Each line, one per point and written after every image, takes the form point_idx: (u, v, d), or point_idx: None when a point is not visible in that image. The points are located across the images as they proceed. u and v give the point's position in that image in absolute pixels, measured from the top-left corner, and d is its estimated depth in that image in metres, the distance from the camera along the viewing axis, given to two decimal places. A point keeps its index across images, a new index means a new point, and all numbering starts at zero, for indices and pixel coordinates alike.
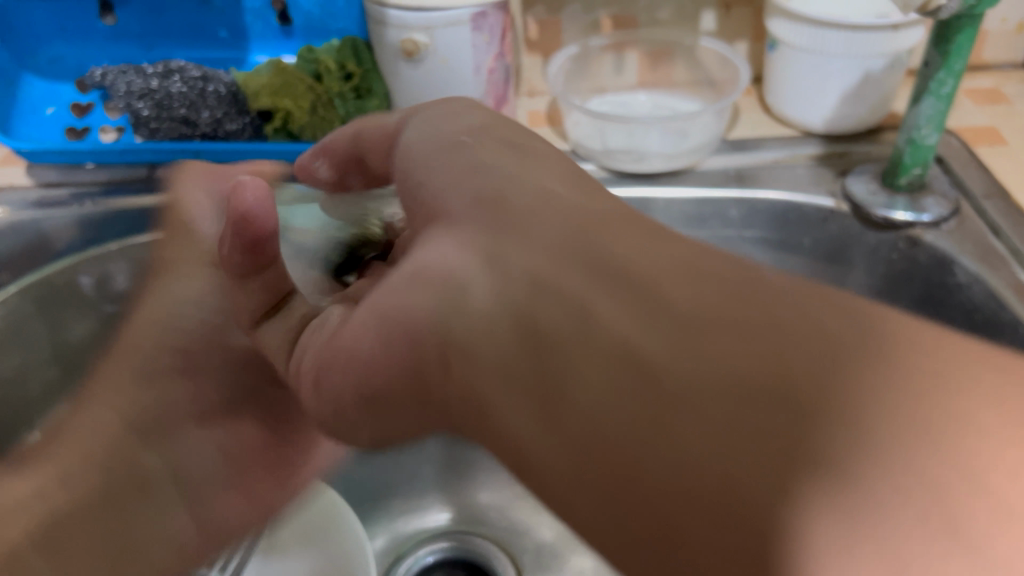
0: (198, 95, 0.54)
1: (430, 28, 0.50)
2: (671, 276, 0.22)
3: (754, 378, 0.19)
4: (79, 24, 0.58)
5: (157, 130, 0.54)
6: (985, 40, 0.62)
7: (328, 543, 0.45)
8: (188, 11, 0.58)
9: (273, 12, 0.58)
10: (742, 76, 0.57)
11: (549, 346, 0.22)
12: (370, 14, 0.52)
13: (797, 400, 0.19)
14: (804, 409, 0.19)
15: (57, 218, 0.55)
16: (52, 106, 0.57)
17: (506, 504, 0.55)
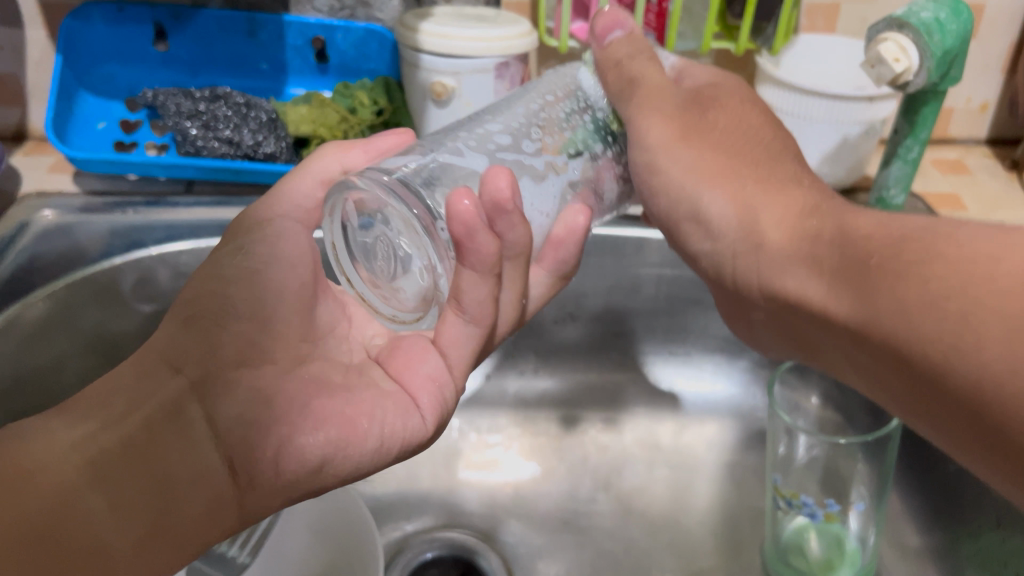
0: (242, 118, 0.60)
1: (458, 73, 0.56)
2: (814, 276, 0.31)
3: (848, 297, 0.29)
4: (133, 49, 0.63)
5: (203, 148, 0.59)
6: (951, 116, 0.69)
7: (342, 539, 0.49)
8: (235, 44, 0.64)
9: (312, 50, 0.64)
10: None
11: (833, 312, 0.30)
12: (405, 58, 0.58)
13: (853, 313, 0.28)
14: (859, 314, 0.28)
15: (98, 223, 0.60)
16: (104, 121, 0.63)
17: (494, 514, 0.59)
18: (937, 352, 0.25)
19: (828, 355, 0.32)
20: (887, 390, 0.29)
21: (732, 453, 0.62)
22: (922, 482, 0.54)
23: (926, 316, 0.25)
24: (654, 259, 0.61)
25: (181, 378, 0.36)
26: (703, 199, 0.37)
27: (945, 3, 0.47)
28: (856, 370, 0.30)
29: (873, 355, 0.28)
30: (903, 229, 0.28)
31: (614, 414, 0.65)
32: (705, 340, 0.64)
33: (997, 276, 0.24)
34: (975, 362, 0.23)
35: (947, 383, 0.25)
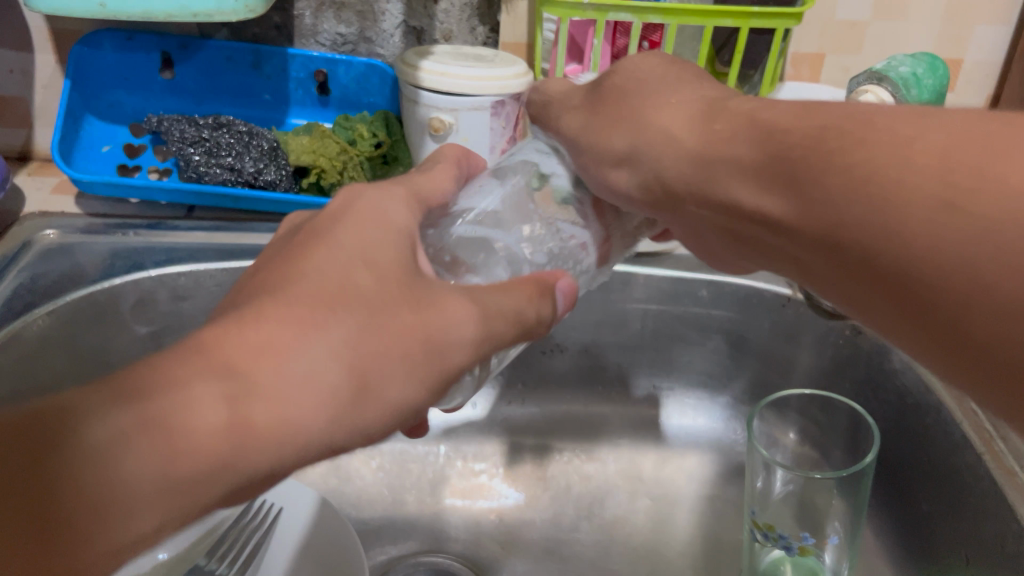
0: (243, 147, 0.61)
1: (456, 110, 0.58)
2: (756, 161, 0.30)
3: (810, 177, 0.28)
4: (140, 76, 0.65)
5: (205, 173, 0.61)
6: None
7: (326, 554, 0.50)
8: (240, 74, 0.66)
9: (314, 82, 0.66)
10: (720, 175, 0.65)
11: (789, 197, 0.29)
12: (405, 94, 0.61)
13: (815, 211, 0.27)
14: (819, 214, 0.27)
15: (99, 244, 0.61)
16: (109, 145, 0.64)
17: (478, 539, 0.60)
18: (866, 235, 0.26)
19: (759, 247, 0.32)
20: (833, 280, 0.29)
21: (711, 486, 0.64)
22: (895, 517, 0.55)
23: (895, 206, 0.25)
24: (639, 294, 0.63)
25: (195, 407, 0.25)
26: (610, 141, 0.37)
27: (922, 58, 0.49)
28: (795, 256, 0.30)
29: (842, 246, 0.27)
30: (827, 119, 0.28)
31: (599, 445, 0.66)
32: (688, 375, 0.67)
33: (913, 156, 0.25)
34: (904, 238, 0.25)
35: (879, 261, 0.26)
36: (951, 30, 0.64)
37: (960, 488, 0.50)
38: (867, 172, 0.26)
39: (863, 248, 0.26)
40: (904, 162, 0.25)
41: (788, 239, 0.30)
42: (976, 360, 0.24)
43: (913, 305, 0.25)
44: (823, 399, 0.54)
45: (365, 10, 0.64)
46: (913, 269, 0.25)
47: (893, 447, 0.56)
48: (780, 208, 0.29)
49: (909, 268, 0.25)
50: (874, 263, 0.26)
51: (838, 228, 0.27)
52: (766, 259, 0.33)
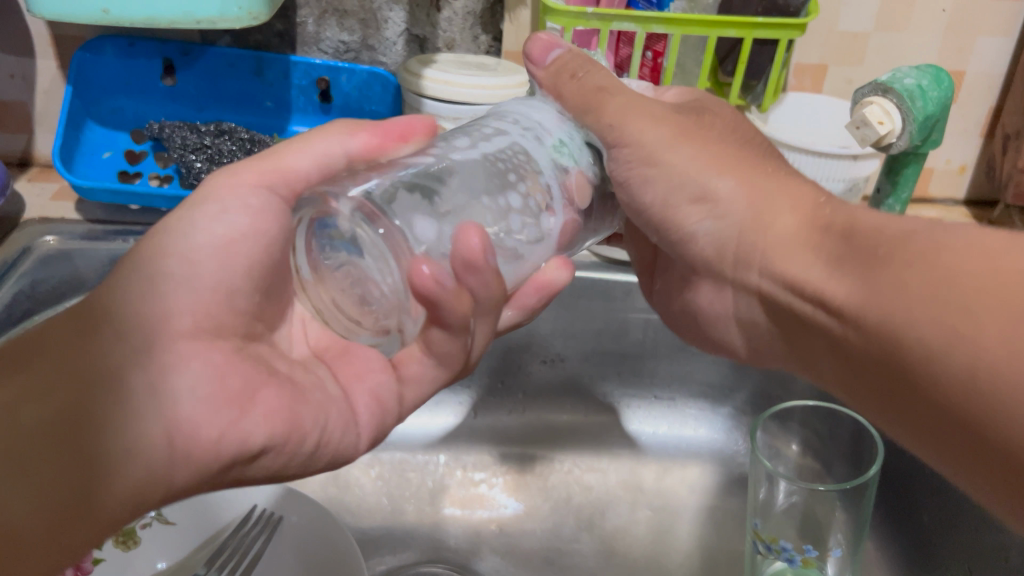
0: (246, 154, 0.61)
1: (459, 118, 0.58)
2: (813, 265, 0.34)
3: (856, 280, 0.31)
4: (142, 83, 0.65)
5: (206, 181, 0.60)
6: (931, 176, 0.71)
7: (325, 563, 0.50)
8: (242, 81, 0.66)
9: (316, 90, 0.66)
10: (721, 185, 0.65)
11: (839, 293, 0.32)
12: (408, 102, 0.61)
13: (860, 301, 0.31)
14: (862, 305, 0.31)
15: (99, 252, 0.61)
16: (109, 151, 0.64)
17: (478, 548, 0.60)
18: (936, 338, 0.27)
19: (814, 348, 0.36)
20: (870, 382, 0.32)
21: (712, 496, 0.63)
22: (896, 529, 0.55)
23: (929, 309, 0.28)
24: (641, 304, 0.63)
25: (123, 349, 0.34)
26: (715, 184, 0.37)
27: (926, 71, 0.49)
28: (837, 345, 0.33)
29: (874, 343, 0.30)
30: (915, 223, 0.31)
31: (599, 455, 0.66)
32: (688, 385, 0.67)
33: (971, 271, 0.27)
34: (970, 348, 0.26)
35: (937, 363, 0.27)
36: (953, 42, 0.64)
37: (963, 501, 0.50)
38: (948, 278, 0.28)
39: (893, 346, 0.29)
40: (990, 272, 0.27)
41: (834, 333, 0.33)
42: (1004, 464, 0.26)
43: (928, 410, 0.29)
44: (826, 411, 0.54)
45: (368, 18, 0.64)
46: (964, 378, 0.27)
47: (895, 458, 0.56)
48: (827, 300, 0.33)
49: (967, 377, 0.26)
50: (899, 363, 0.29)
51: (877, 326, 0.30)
52: (809, 347, 0.36)
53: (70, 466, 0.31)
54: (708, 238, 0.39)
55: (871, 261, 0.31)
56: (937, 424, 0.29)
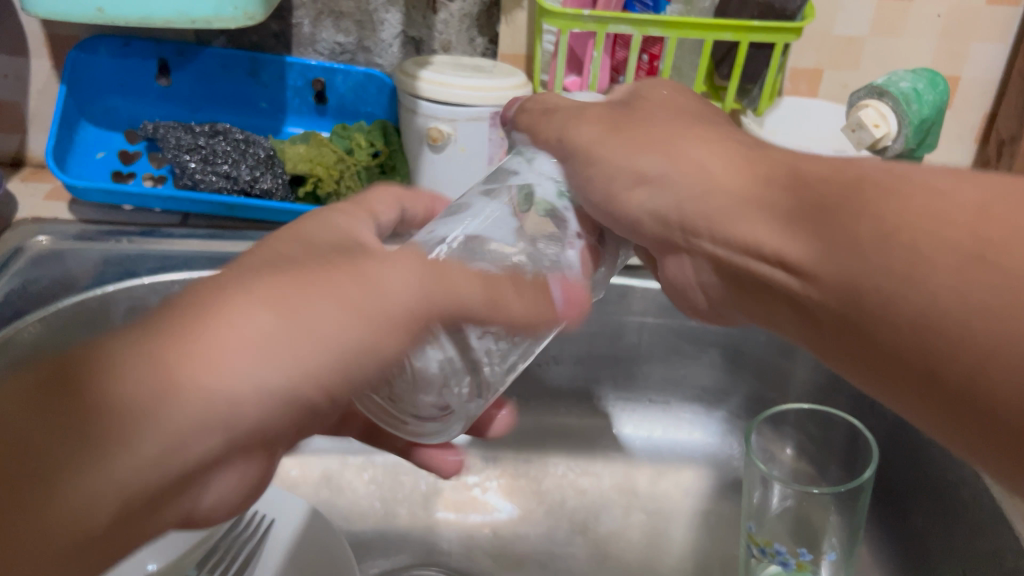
0: (240, 154, 0.61)
1: (454, 120, 0.58)
2: (750, 215, 0.30)
3: (806, 219, 0.27)
4: (136, 84, 0.65)
5: (201, 181, 0.60)
6: None
7: (317, 566, 0.49)
8: (237, 83, 0.66)
9: (311, 91, 0.66)
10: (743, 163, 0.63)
11: (790, 234, 0.28)
12: (404, 104, 0.61)
13: (813, 256, 0.27)
14: (815, 261, 0.27)
15: (92, 252, 0.61)
16: (103, 152, 0.64)
17: (471, 552, 0.60)
18: (888, 285, 0.24)
19: (765, 311, 0.31)
20: (829, 347, 0.28)
21: (706, 501, 0.63)
22: (892, 534, 0.55)
23: (878, 251, 0.24)
24: (636, 307, 0.63)
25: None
26: (638, 164, 0.34)
27: (922, 74, 0.49)
28: (784, 292, 0.29)
29: (833, 290, 0.26)
30: (854, 173, 0.27)
31: (593, 459, 0.66)
32: (683, 389, 0.67)
33: (948, 210, 0.24)
34: (924, 292, 0.23)
35: (896, 319, 0.24)
36: (949, 47, 0.65)
37: (958, 505, 0.50)
38: (894, 223, 0.24)
39: (858, 294, 0.25)
40: (935, 211, 0.24)
41: (785, 290, 0.29)
42: (967, 408, 0.23)
43: (912, 372, 0.24)
44: (822, 415, 0.54)
45: (364, 19, 0.63)
46: (925, 326, 0.23)
47: (891, 463, 0.56)
48: (778, 253, 0.28)
49: (922, 321, 0.23)
50: (866, 309, 0.25)
51: (839, 280, 0.26)
52: (760, 307, 0.31)
53: (53, 382, 0.23)
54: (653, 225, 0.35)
55: (817, 205, 0.27)
56: (919, 395, 0.24)
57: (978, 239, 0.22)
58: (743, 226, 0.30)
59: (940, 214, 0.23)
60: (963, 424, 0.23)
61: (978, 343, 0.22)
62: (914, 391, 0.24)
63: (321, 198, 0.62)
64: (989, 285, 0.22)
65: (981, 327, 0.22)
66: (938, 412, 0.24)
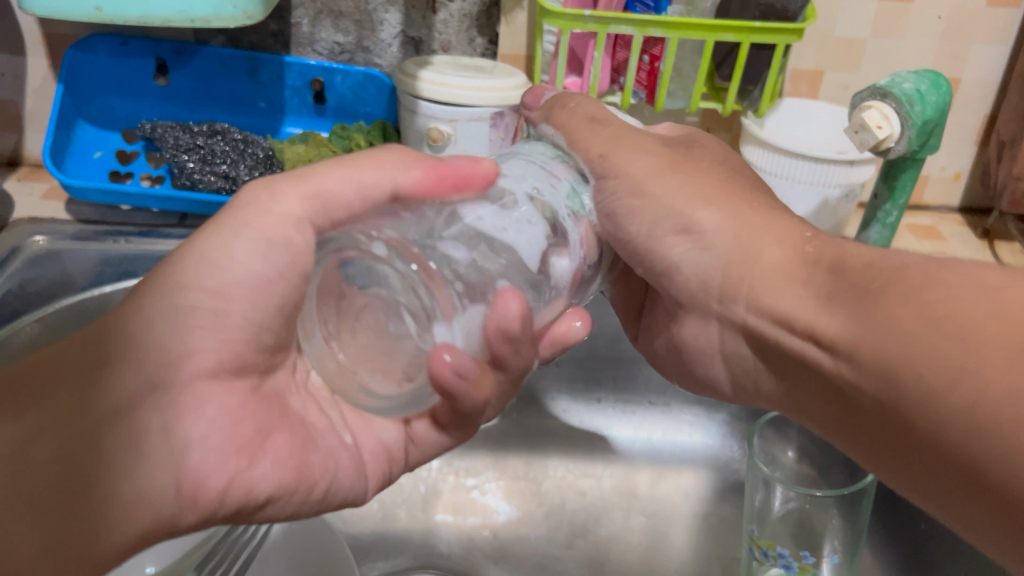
0: (239, 155, 0.61)
1: (454, 120, 0.58)
2: (800, 299, 0.32)
3: (849, 301, 0.30)
4: (133, 83, 0.65)
5: (199, 182, 0.60)
6: (925, 184, 0.71)
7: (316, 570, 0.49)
8: (235, 82, 0.65)
9: (310, 91, 0.66)
10: (749, 155, 0.63)
11: (830, 317, 0.30)
12: (404, 105, 0.60)
13: (849, 335, 0.29)
14: (851, 336, 0.29)
15: (89, 252, 0.60)
16: (100, 151, 0.64)
17: (470, 555, 0.59)
18: (933, 379, 0.26)
19: (800, 385, 0.34)
20: (858, 423, 0.30)
21: (707, 503, 0.63)
22: (893, 538, 0.55)
23: (924, 339, 0.26)
24: None
25: (140, 378, 0.32)
26: (696, 215, 0.36)
27: (925, 75, 0.49)
28: (817, 365, 0.32)
29: (872, 369, 0.28)
30: None
31: (593, 461, 0.65)
32: (683, 392, 0.66)
33: (1000, 304, 0.25)
34: (968, 390, 0.25)
35: (933, 408, 0.26)
36: (948, 50, 0.65)
37: None
38: (945, 322, 0.26)
39: (892, 369, 0.27)
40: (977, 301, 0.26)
41: (818, 365, 0.31)
42: (1002, 502, 0.24)
43: (939, 461, 0.26)
44: None
45: (364, 19, 0.63)
46: (961, 419, 0.25)
47: None
48: (820, 334, 0.31)
49: (953, 418, 0.25)
50: (900, 392, 0.27)
51: (878, 364, 0.28)
52: (799, 385, 0.34)
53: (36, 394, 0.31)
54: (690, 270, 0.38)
55: (869, 291, 0.29)
56: (939, 472, 0.27)
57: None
58: (798, 308, 0.32)
59: (996, 290, 0.26)
60: (983, 515, 0.25)
61: (1010, 440, 0.24)
62: (940, 474, 0.27)
63: None
64: (1013, 379, 0.24)
65: (1014, 430, 0.23)
66: (961, 496, 0.26)
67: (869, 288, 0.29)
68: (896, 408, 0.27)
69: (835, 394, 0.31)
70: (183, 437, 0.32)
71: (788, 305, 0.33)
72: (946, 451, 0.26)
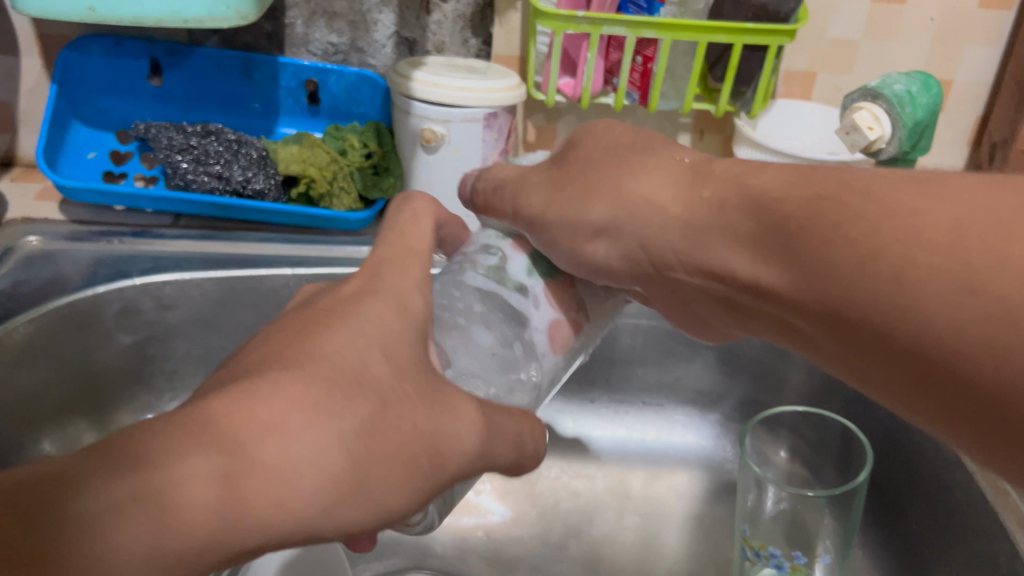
0: (232, 155, 0.61)
1: (448, 121, 0.58)
2: (720, 239, 0.31)
3: (774, 237, 0.29)
4: (127, 83, 0.65)
5: (192, 182, 0.60)
6: None
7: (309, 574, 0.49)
8: (229, 83, 0.65)
9: (304, 91, 0.66)
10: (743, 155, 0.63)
11: (764, 262, 0.29)
12: (398, 105, 0.60)
13: (785, 281, 0.29)
14: (788, 283, 0.29)
15: (83, 252, 0.60)
16: (94, 151, 0.64)
17: (463, 555, 0.59)
18: (882, 315, 0.26)
19: (742, 320, 0.33)
20: (813, 352, 0.30)
21: (700, 503, 0.63)
22: (885, 537, 0.55)
23: (859, 276, 0.26)
24: (631, 309, 0.63)
25: (213, 471, 0.21)
26: None
27: (916, 77, 0.49)
28: (753, 299, 0.31)
29: (818, 310, 0.28)
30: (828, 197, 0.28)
31: (587, 461, 0.66)
32: (676, 392, 0.67)
33: (924, 231, 0.25)
34: (919, 321, 0.25)
35: (892, 344, 0.26)
36: (941, 51, 0.65)
37: (951, 508, 0.50)
38: (874, 251, 0.26)
39: (837, 307, 0.27)
40: (919, 233, 0.25)
41: (760, 305, 0.31)
42: (973, 414, 0.25)
43: (906, 387, 0.26)
44: (816, 418, 0.54)
45: (358, 20, 0.63)
46: (920, 348, 0.25)
47: (885, 466, 0.56)
48: (756, 279, 0.30)
49: (922, 351, 0.25)
50: (852, 327, 0.27)
51: (824, 305, 0.27)
52: (745, 321, 0.33)
53: (106, 469, 0.20)
54: None
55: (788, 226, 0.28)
56: (903, 393, 0.27)
57: (963, 263, 0.24)
58: (720, 252, 0.31)
59: (917, 227, 0.25)
60: (962, 432, 0.26)
61: (975, 364, 0.24)
62: (913, 402, 0.27)
63: (314, 199, 0.62)
64: (965, 314, 0.24)
65: (977, 358, 0.24)
66: (939, 417, 0.26)
67: (788, 225, 0.28)
68: (853, 344, 0.27)
69: (788, 334, 0.30)
70: None
71: (709, 247, 0.32)
72: (911, 376, 0.26)
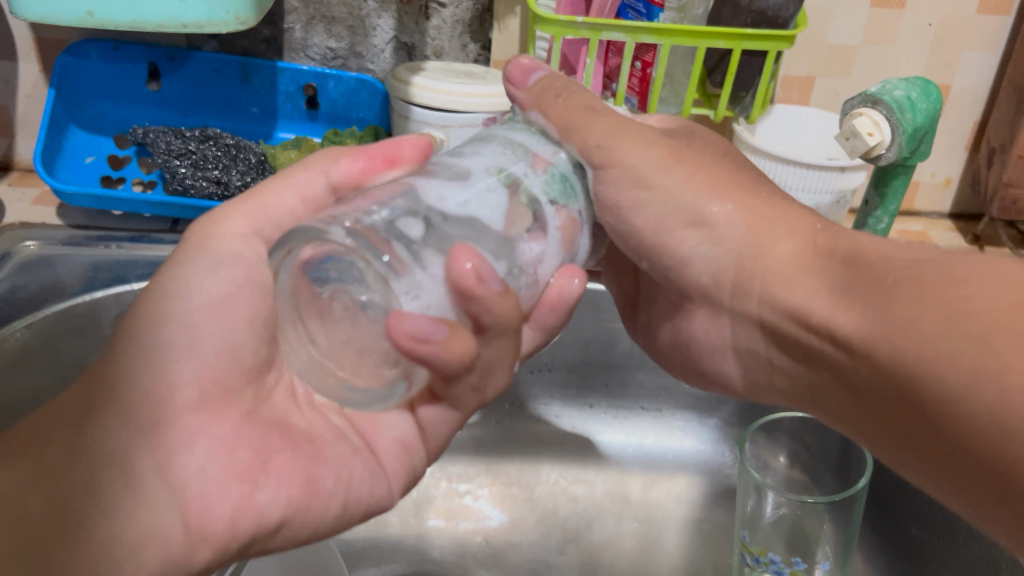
0: (231, 160, 0.61)
1: (446, 126, 0.58)
2: (809, 292, 0.33)
3: (864, 291, 0.30)
4: (124, 88, 0.65)
5: (191, 187, 0.60)
6: (917, 190, 0.72)
7: None
8: (227, 87, 0.65)
9: (303, 96, 0.66)
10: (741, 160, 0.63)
11: (846, 310, 0.31)
12: (397, 110, 0.60)
13: (862, 328, 0.30)
14: (865, 329, 0.30)
15: (80, 257, 0.60)
16: (92, 156, 0.63)
17: (461, 559, 0.59)
18: (955, 380, 0.26)
19: (816, 383, 0.34)
20: (880, 414, 0.31)
21: (699, 508, 0.63)
22: (884, 543, 0.55)
23: (942, 338, 0.27)
24: None
25: (128, 422, 0.34)
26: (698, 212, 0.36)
27: (915, 83, 0.49)
28: (830, 354, 0.32)
29: (889, 360, 0.29)
30: None
31: (585, 466, 0.65)
32: (675, 397, 0.67)
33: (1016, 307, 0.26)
34: (992, 392, 0.25)
35: (954, 409, 0.27)
36: (939, 56, 0.65)
37: (950, 514, 0.50)
38: (965, 320, 0.27)
39: (908, 363, 0.28)
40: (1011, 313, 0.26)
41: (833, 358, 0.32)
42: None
43: (963, 457, 0.27)
44: (815, 424, 0.54)
45: (357, 25, 0.63)
46: (987, 423, 0.26)
47: (884, 470, 0.56)
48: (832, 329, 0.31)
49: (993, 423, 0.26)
50: (917, 385, 0.28)
51: (896, 359, 0.29)
52: (816, 385, 0.35)
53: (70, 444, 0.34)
54: (702, 265, 0.38)
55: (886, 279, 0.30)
56: (960, 464, 0.27)
57: None
58: (812, 296, 0.33)
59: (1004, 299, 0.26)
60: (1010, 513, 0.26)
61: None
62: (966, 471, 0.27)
63: None
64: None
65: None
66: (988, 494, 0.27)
67: (887, 280, 0.30)
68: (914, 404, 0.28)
69: (849, 388, 0.32)
70: (183, 475, 0.33)
71: (799, 296, 0.33)
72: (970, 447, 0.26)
